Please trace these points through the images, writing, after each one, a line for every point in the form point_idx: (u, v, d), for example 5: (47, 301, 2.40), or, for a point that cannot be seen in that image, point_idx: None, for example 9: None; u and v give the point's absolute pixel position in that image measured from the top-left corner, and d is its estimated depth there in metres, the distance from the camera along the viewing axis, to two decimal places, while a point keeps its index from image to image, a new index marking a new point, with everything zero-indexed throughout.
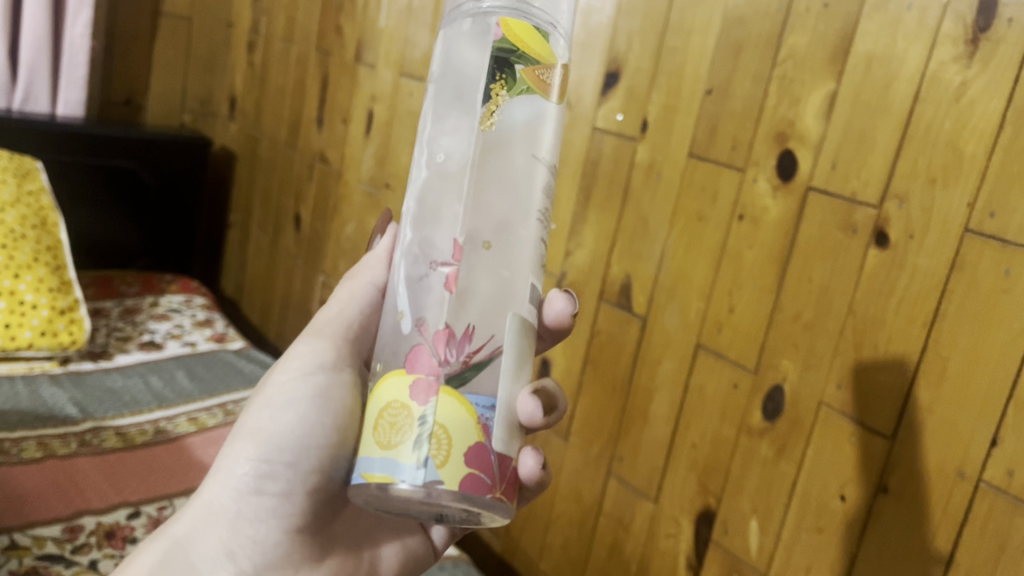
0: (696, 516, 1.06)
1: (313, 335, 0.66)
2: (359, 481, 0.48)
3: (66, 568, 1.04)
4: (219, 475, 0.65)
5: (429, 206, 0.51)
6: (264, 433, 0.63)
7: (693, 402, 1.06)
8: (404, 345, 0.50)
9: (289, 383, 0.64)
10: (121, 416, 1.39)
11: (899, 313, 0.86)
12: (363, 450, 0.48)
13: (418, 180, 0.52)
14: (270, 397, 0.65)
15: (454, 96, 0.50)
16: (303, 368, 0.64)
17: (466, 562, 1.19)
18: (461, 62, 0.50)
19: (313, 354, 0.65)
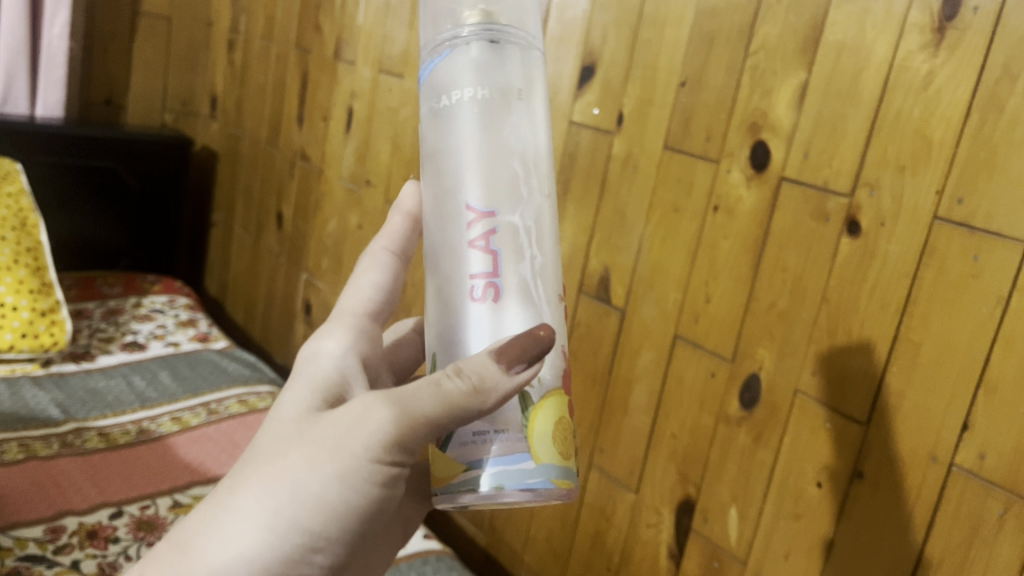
0: (677, 505, 1.07)
1: (399, 400, 0.52)
2: (552, 484, 0.51)
3: (48, 568, 1.04)
4: (241, 522, 0.52)
5: (547, 236, 0.53)
6: (316, 507, 0.52)
7: (672, 392, 1.07)
8: (552, 366, 0.53)
9: (358, 460, 0.52)
10: (103, 417, 1.39)
11: (872, 300, 0.86)
12: (547, 457, 0.51)
13: (536, 209, 0.52)
14: (329, 464, 0.52)
15: (539, 122, 0.53)
16: (381, 454, 0.52)
17: (449, 555, 1.19)
18: (536, 90, 0.53)
19: (400, 436, 0.52)
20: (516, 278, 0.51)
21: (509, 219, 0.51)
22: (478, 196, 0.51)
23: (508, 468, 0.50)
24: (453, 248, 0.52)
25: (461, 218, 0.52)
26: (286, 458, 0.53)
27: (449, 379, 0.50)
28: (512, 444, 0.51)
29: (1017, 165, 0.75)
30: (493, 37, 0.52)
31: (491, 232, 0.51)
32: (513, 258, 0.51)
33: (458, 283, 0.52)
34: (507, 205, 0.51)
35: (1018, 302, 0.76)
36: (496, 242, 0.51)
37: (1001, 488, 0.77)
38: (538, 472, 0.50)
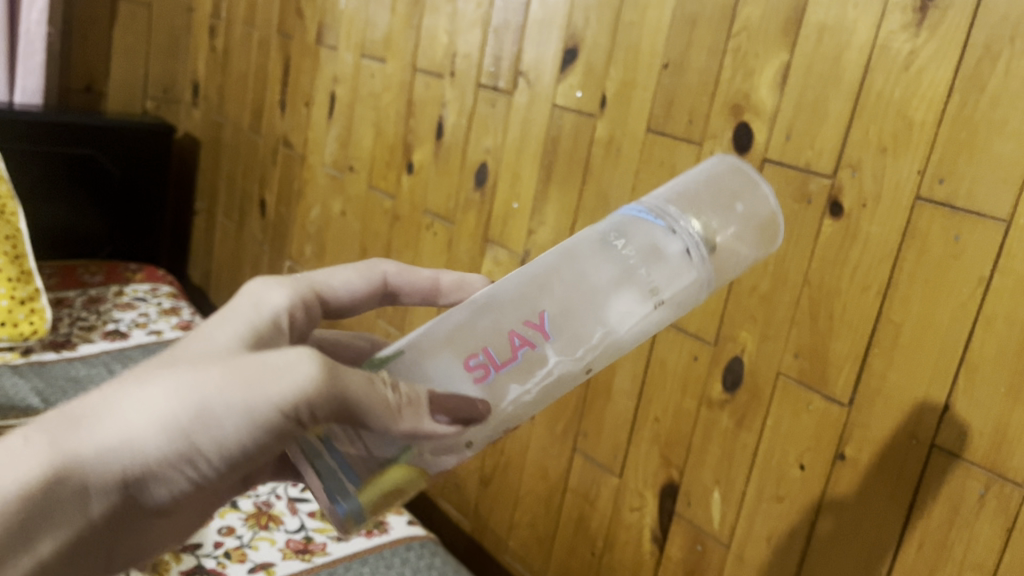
0: (660, 489, 1.07)
1: (331, 365, 0.50)
2: (346, 520, 0.53)
3: None
4: (132, 411, 0.50)
5: (549, 392, 0.57)
6: (208, 435, 0.50)
7: (655, 375, 1.07)
8: (436, 463, 0.56)
9: (265, 404, 0.49)
10: None
11: (854, 281, 0.86)
12: (365, 499, 0.53)
13: (569, 371, 0.57)
14: (231, 397, 0.49)
15: (630, 335, 0.58)
16: (293, 408, 0.49)
17: (433, 541, 1.19)
18: (660, 321, 0.59)
19: (313, 398, 0.49)
20: (503, 386, 0.56)
21: (545, 353, 0.56)
22: (552, 313, 0.57)
23: (343, 473, 0.53)
24: (505, 316, 0.57)
25: (528, 310, 0.57)
26: (195, 372, 0.50)
27: (376, 381, 0.53)
28: (360, 472, 0.54)
29: (998, 145, 0.75)
30: (693, 256, 0.58)
31: (529, 343, 0.56)
32: (517, 374, 0.56)
33: (477, 338, 0.56)
34: (559, 345, 0.56)
35: (1000, 281, 0.76)
36: (524, 352, 0.56)
37: (981, 468, 0.77)
38: (351, 502, 0.53)
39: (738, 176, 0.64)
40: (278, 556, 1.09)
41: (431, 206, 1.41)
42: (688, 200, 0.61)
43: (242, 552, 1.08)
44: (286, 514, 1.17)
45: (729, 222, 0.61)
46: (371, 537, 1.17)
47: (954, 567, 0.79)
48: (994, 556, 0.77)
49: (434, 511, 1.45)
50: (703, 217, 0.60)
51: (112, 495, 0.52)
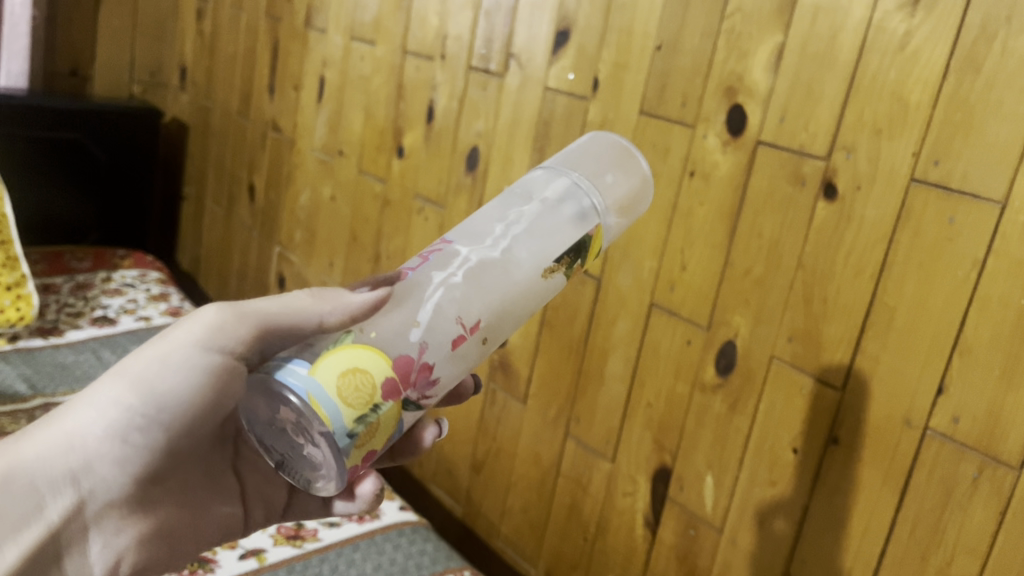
0: (653, 474, 1.06)
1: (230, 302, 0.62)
2: (303, 396, 0.52)
3: None
4: (72, 407, 0.61)
5: (481, 280, 0.58)
6: (135, 390, 0.60)
7: (648, 360, 1.06)
8: (397, 342, 0.55)
9: (182, 347, 0.61)
10: (72, 392, 1.36)
11: (848, 264, 0.86)
12: (318, 375, 0.52)
13: (486, 256, 0.58)
14: (150, 354, 0.61)
15: (536, 228, 0.60)
16: (208, 342, 0.61)
17: (425, 526, 1.18)
18: (562, 213, 0.61)
19: (224, 325, 0.61)
20: (423, 278, 0.58)
21: (455, 247, 0.59)
22: (453, 230, 0.61)
23: (289, 360, 0.54)
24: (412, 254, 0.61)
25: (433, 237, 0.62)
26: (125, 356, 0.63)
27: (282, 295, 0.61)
28: (310, 352, 0.54)
29: (993, 126, 0.75)
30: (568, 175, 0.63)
31: (437, 249, 0.60)
32: (434, 267, 0.58)
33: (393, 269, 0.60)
34: (464, 240, 0.60)
35: (995, 264, 0.75)
36: (434, 255, 0.59)
37: (975, 451, 0.77)
38: (303, 381, 0.52)
39: (622, 149, 0.71)
40: (269, 542, 1.08)
41: (421, 190, 1.40)
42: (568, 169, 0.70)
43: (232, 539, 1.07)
44: None
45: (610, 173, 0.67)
46: (362, 523, 1.16)
47: (947, 550, 0.79)
48: (986, 539, 0.76)
49: (426, 497, 1.45)
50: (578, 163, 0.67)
51: (68, 489, 0.59)
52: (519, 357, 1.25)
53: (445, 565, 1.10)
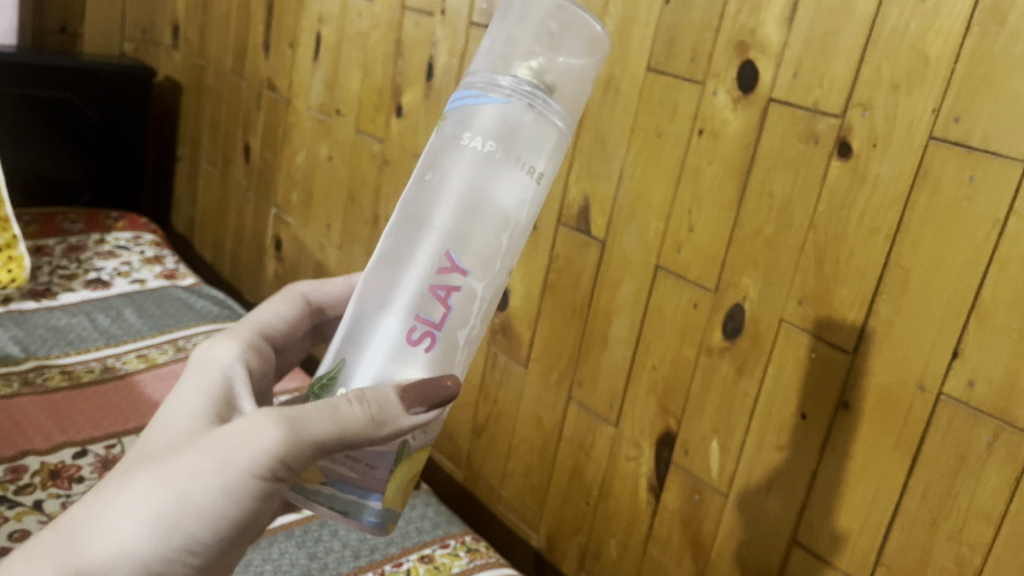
0: (657, 439, 1.05)
1: (292, 419, 0.50)
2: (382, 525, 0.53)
3: (9, 509, 1.00)
4: (119, 517, 0.52)
5: (494, 307, 0.53)
6: (192, 514, 0.51)
7: (653, 323, 1.04)
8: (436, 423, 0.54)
9: (239, 475, 0.50)
10: (66, 354, 1.34)
11: (862, 224, 0.83)
12: (390, 498, 0.53)
13: (498, 283, 0.52)
14: (203, 476, 0.51)
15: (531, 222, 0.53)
16: (268, 473, 0.50)
17: (426, 491, 1.17)
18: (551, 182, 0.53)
19: (287, 457, 0.49)
20: (452, 337, 0.51)
21: (473, 284, 0.51)
22: (460, 250, 0.50)
23: (358, 495, 0.52)
24: (419, 283, 0.50)
25: (435, 258, 0.50)
26: (168, 467, 0.52)
27: (343, 408, 0.49)
28: (370, 479, 0.52)
29: (1017, 81, 0.72)
30: (548, 119, 0.51)
31: (454, 289, 0.50)
32: (458, 321, 0.51)
33: (411, 322, 0.50)
34: (478, 270, 0.51)
35: (1016, 225, 0.73)
36: (453, 300, 0.50)
37: (990, 416, 0.75)
38: (380, 510, 0.52)
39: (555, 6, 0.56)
40: None
41: (420, 150, 1.37)
42: (499, 53, 0.55)
43: None
44: None
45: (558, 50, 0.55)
46: None
47: (959, 516, 0.78)
48: (1000, 505, 0.75)
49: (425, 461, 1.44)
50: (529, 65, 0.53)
51: None
52: (520, 320, 1.23)
53: (446, 529, 1.09)
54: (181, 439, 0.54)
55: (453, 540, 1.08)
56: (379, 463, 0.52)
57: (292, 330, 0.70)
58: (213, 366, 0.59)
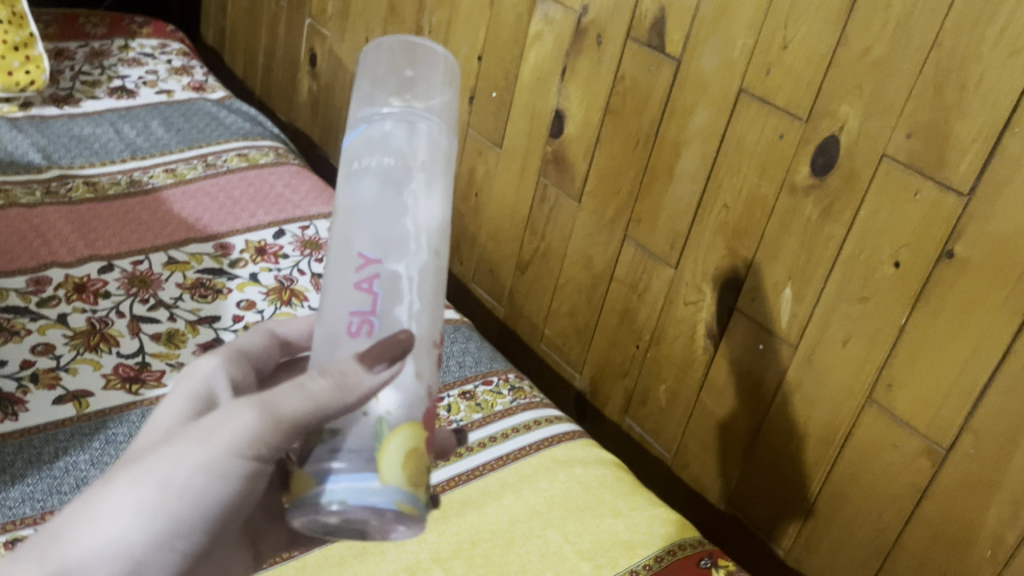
0: (722, 283, 0.96)
1: (265, 399, 0.47)
2: (393, 509, 0.43)
3: (31, 321, 0.96)
4: (108, 512, 0.46)
5: (433, 293, 0.48)
6: (180, 496, 0.47)
7: (728, 156, 0.93)
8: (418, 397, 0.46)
9: (224, 454, 0.47)
10: (90, 165, 1.26)
11: (1000, 43, 0.70)
12: (392, 477, 0.44)
13: (424, 264, 0.47)
14: (186, 458, 0.47)
15: (437, 186, 0.49)
16: (252, 452, 0.47)
17: (467, 326, 1.11)
18: (444, 170, 0.50)
19: (267, 437, 0.46)
20: (391, 315, 0.46)
21: (393, 268, 0.46)
22: (368, 244, 0.47)
23: (350, 480, 0.43)
24: (339, 289, 0.47)
25: (349, 262, 0.47)
26: (151, 455, 0.47)
27: (310, 382, 0.45)
28: (357, 458, 0.44)
29: None
30: (411, 119, 0.49)
31: (374, 277, 0.46)
32: (393, 301, 0.46)
33: (340, 323, 0.47)
34: (390, 255, 0.46)
35: None
36: (379, 286, 0.46)
37: None
38: (382, 493, 0.43)
39: (404, 40, 0.57)
40: None
41: None
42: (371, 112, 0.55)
43: None
44: (310, 292, 1.09)
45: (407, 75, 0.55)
46: None
47: None
48: None
49: (465, 295, 1.37)
50: (380, 96, 0.52)
51: None
52: (575, 150, 1.11)
53: (488, 367, 1.04)
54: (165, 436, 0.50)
55: (495, 377, 1.02)
56: (359, 443, 0.45)
57: (264, 362, 0.62)
58: (186, 385, 0.55)
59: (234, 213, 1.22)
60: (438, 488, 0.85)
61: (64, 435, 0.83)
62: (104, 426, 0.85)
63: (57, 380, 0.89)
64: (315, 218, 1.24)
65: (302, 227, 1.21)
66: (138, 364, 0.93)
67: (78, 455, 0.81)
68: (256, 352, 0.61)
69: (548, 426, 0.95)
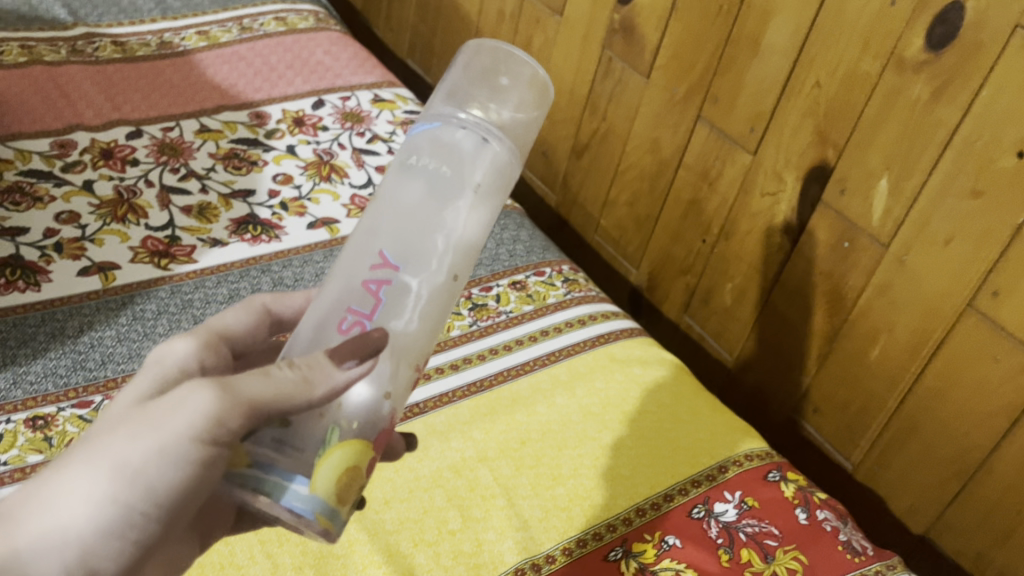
0: (807, 172, 0.86)
1: (226, 380, 0.39)
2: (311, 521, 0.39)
3: (56, 188, 0.89)
4: (58, 498, 0.39)
5: (434, 318, 0.44)
6: (134, 484, 0.39)
7: (825, 27, 0.80)
8: (378, 422, 0.42)
9: (178, 438, 0.38)
10: (118, 24, 1.17)
11: None
12: (322, 489, 0.39)
13: (439, 287, 0.43)
14: (138, 440, 0.39)
15: (477, 212, 0.45)
16: (207, 439, 0.38)
17: (519, 212, 1.03)
18: (496, 199, 0.46)
19: (225, 422, 0.38)
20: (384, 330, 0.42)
21: (408, 281, 0.42)
22: (391, 246, 0.43)
23: (281, 476, 0.38)
24: (344, 277, 0.43)
25: (366, 256, 0.43)
26: (105, 435, 0.40)
27: (275, 369, 0.40)
28: (295, 454, 0.39)
29: None
30: (485, 137, 0.45)
31: (385, 281, 0.42)
32: (392, 315, 0.42)
33: (333, 312, 0.43)
34: (410, 267, 0.42)
35: None
36: (385, 293, 0.42)
37: None
38: (307, 502, 0.38)
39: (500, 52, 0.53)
40: (342, 213, 0.95)
41: None
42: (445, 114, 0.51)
43: (300, 206, 0.95)
44: (351, 168, 1.01)
45: (502, 82, 0.52)
46: None
47: None
48: None
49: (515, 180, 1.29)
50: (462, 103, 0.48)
51: None
52: (645, 19, 0.99)
53: (541, 257, 0.96)
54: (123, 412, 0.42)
55: (549, 268, 0.95)
56: (303, 442, 0.39)
57: (248, 346, 0.53)
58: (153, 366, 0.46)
59: (271, 81, 1.13)
60: (485, 383, 0.79)
61: (89, 309, 0.77)
62: (131, 301, 0.79)
63: (83, 251, 0.83)
64: (357, 89, 1.15)
65: (343, 98, 1.12)
66: (168, 238, 0.87)
67: (104, 331, 0.75)
68: (241, 332, 0.52)
69: (605, 323, 0.88)
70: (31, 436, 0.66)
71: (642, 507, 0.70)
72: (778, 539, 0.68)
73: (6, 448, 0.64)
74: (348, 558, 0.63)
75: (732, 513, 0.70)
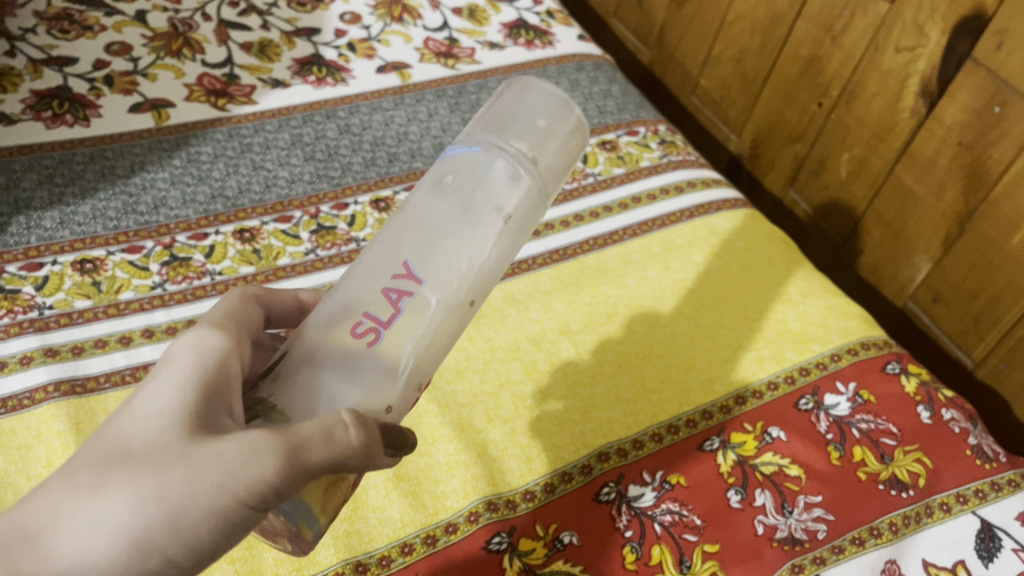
0: (956, 23, 0.72)
1: (295, 437, 0.31)
2: (291, 521, 0.34)
3: (106, 18, 0.82)
4: (90, 532, 0.29)
5: (440, 346, 0.37)
6: (182, 536, 0.30)
7: None
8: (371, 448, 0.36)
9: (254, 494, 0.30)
10: None
11: None
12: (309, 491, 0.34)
13: (455, 310, 0.37)
14: (212, 492, 0.30)
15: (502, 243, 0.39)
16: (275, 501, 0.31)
17: (610, 66, 0.92)
18: (523, 233, 0.40)
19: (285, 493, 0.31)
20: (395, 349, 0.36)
21: (428, 297, 0.36)
22: (417, 255, 0.37)
23: None
24: (359, 283, 0.37)
25: (388, 262, 0.37)
26: (158, 470, 0.30)
27: (338, 430, 0.32)
28: None
29: None
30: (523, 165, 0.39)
31: (405, 293, 0.36)
32: (405, 332, 0.36)
33: (339, 326, 0.36)
34: (434, 281, 0.37)
35: None
36: (402, 308, 0.36)
37: None
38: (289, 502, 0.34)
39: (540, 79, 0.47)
40: (414, 58, 0.86)
41: None
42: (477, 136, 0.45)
43: (369, 48, 0.86)
44: (425, 10, 0.92)
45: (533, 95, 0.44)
46: (532, 50, 0.90)
47: None
48: None
49: (605, 34, 1.19)
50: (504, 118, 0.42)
51: None
52: None
53: (634, 115, 0.86)
54: (169, 437, 0.31)
55: (642, 128, 0.84)
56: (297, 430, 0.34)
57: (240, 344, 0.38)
58: (189, 369, 0.33)
59: None
60: (569, 251, 0.71)
61: (141, 148, 0.71)
62: (186, 143, 0.72)
63: (134, 85, 0.76)
64: None
65: None
66: (226, 77, 0.79)
67: (157, 173, 0.69)
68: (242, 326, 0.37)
69: (705, 191, 0.79)
70: (78, 280, 0.60)
71: (742, 394, 0.62)
72: (896, 438, 0.60)
73: (52, 291, 0.59)
74: (417, 430, 0.58)
75: (845, 406, 0.62)
